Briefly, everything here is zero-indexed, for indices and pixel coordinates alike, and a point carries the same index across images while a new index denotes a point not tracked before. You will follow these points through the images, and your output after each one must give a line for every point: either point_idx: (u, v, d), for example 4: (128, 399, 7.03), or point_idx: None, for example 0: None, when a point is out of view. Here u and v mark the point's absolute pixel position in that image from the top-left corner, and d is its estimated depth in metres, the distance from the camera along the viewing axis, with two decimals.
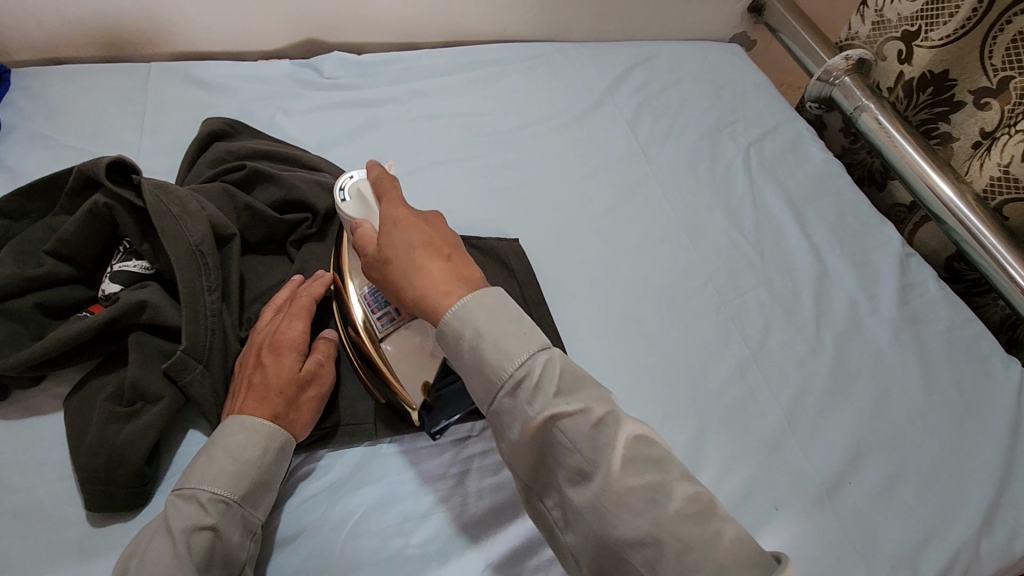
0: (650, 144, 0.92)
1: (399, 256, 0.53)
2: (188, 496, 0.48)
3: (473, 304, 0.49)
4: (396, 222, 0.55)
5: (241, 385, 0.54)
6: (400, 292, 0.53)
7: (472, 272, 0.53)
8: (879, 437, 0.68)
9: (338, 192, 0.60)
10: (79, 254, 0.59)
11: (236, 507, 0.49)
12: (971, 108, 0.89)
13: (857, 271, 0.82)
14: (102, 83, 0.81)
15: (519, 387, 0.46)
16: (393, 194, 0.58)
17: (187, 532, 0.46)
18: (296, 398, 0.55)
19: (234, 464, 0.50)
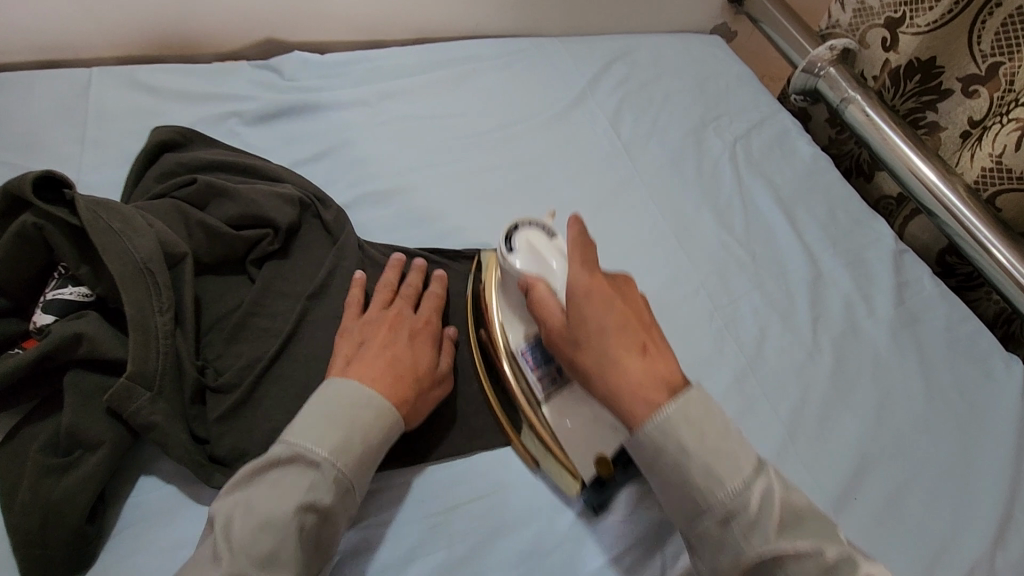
0: (634, 143, 0.88)
1: (592, 342, 0.49)
2: (311, 467, 0.45)
3: (678, 405, 0.45)
4: (596, 295, 0.50)
5: (387, 359, 0.54)
6: (585, 381, 0.50)
7: (672, 364, 0.49)
8: (883, 447, 0.65)
9: (506, 248, 0.57)
10: (7, 283, 0.52)
11: (351, 489, 0.47)
12: (959, 96, 0.86)
13: (851, 270, 0.79)
14: (38, 91, 0.74)
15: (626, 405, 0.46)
16: (591, 257, 0.52)
17: (305, 509, 0.44)
18: (424, 389, 0.55)
19: (360, 444, 0.48)
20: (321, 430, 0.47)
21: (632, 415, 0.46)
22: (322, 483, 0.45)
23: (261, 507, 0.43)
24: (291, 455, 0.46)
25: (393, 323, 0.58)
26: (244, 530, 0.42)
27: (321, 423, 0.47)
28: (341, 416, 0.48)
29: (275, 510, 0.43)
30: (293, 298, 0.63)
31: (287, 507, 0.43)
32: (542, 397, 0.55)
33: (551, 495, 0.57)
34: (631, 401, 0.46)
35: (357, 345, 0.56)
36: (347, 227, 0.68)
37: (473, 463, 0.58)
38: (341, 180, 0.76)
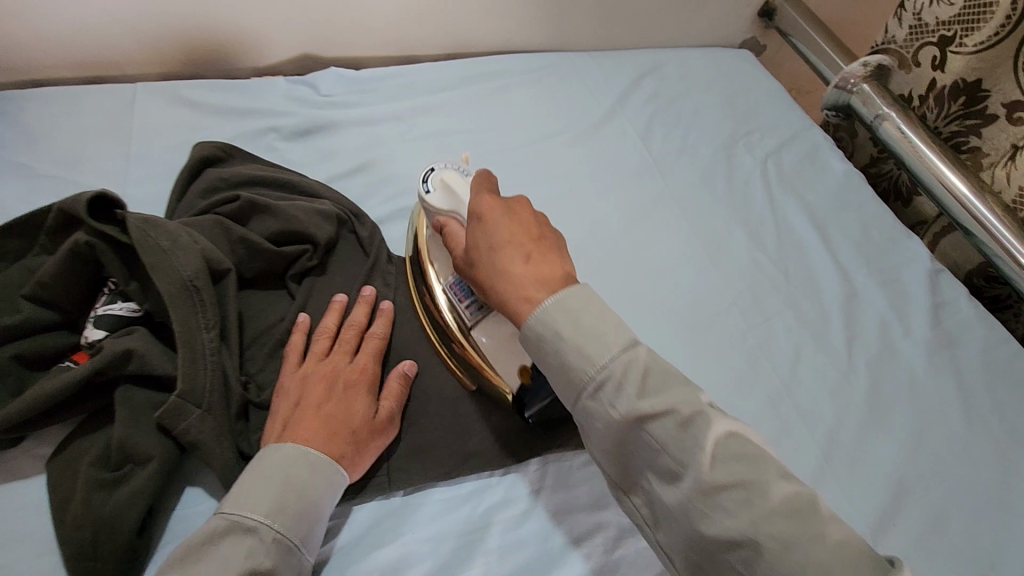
0: (664, 159, 0.88)
1: (481, 254, 0.51)
2: (251, 530, 0.45)
3: (565, 297, 0.46)
4: (483, 215, 0.52)
5: (305, 413, 0.53)
6: (482, 284, 0.51)
7: (563, 266, 0.50)
8: (921, 472, 0.64)
9: (423, 186, 0.61)
10: (61, 299, 0.55)
11: (294, 548, 0.47)
12: (1004, 121, 0.83)
13: (886, 290, 0.78)
14: (85, 108, 0.76)
15: (604, 387, 0.44)
16: (496, 208, 0.53)
17: (248, 574, 0.43)
18: (362, 444, 0.54)
19: (297, 501, 0.47)
20: (257, 494, 0.47)
21: (520, 301, 0.48)
22: (264, 545, 0.45)
23: None
24: (227, 526, 0.45)
25: (330, 376, 0.56)
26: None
27: (258, 486, 0.47)
28: (274, 478, 0.48)
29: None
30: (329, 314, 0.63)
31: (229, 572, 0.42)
32: (471, 323, 0.59)
33: (588, 514, 0.57)
34: (578, 358, 0.44)
35: (292, 405, 0.54)
36: (381, 243, 0.70)
37: (507, 480, 0.58)
38: (375, 195, 0.77)
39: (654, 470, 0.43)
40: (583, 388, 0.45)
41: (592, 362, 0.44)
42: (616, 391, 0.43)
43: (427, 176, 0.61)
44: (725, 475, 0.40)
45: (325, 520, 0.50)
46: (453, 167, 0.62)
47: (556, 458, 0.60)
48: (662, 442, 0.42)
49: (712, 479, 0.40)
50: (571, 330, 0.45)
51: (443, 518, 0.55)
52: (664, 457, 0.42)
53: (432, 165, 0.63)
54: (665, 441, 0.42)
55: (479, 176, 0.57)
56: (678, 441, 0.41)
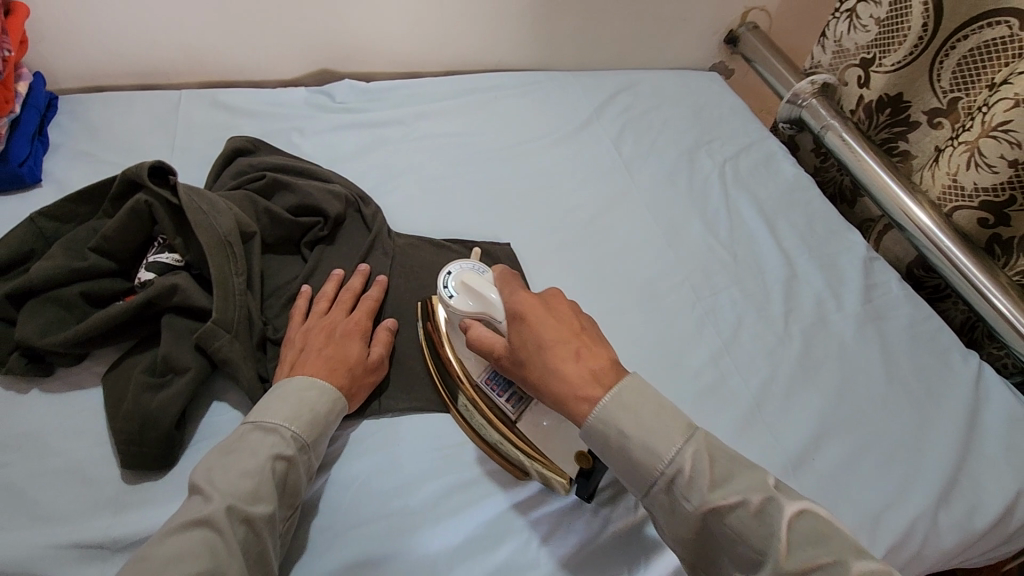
0: (633, 161, 1.00)
1: (530, 355, 0.56)
2: (272, 430, 0.55)
3: (622, 393, 0.52)
4: (526, 313, 0.58)
5: (310, 353, 0.63)
6: (533, 384, 0.56)
7: (608, 354, 0.56)
8: (842, 419, 0.73)
9: (443, 291, 0.64)
10: (119, 250, 0.67)
11: (309, 446, 0.57)
12: (925, 127, 0.97)
13: (824, 272, 0.89)
14: (139, 108, 0.91)
15: (675, 480, 0.49)
16: (536, 308, 0.59)
17: (272, 459, 0.53)
18: (358, 378, 0.64)
19: (310, 411, 0.58)
20: (277, 405, 0.57)
21: (580, 405, 0.53)
22: (284, 441, 0.55)
23: (238, 464, 0.52)
24: (253, 427, 0.55)
25: (329, 328, 0.67)
26: (228, 479, 0.51)
27: (277, 402, 0.58)
28: (291, 395, 0.58)
29: (250, 460, 0.53)
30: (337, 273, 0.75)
31: (258, 455, 0.53)
32: (514, 416, 0.61)
33: None
34: (645, 453, 0.50)
35: (298, 350, 0.65)
36: (382, 220, 0.82)
37: None
38: (378, 184, 0.90)
39: (736, 558, 0.49)
40: (654, 482, 0.50)
41: (662, 456, 0.50)
42: (687, 486, 0.49)
43: (448, 279, 0.65)
44: (802, 560, 0.46)
45: (334, 429, 0.60)
46: (472, 266, 0.66)
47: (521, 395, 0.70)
48: (739, 532, 0.48)
49: (755, 534, 0.47)
50: (631, 425, 0.51)
51: (423, 435, 0.66)
52: (746, 547, 0.48)
53: (448, 269, 0.66)
54: (743, 530, 0.48)
55: (500, 274, 0.64)
56: (756, 532, 0.47)
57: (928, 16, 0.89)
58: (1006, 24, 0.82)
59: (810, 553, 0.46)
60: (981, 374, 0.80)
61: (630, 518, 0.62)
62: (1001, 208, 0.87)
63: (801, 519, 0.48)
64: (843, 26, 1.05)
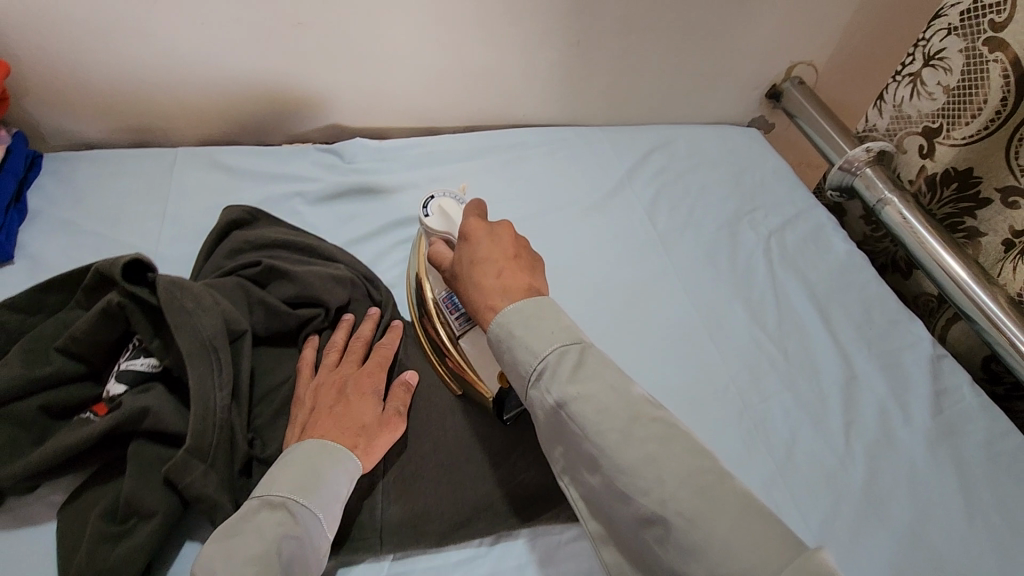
0: (669, 234, 0.91)
1: (462, 267, 0.61)
2: (279, 505, 0.51)
3: (524, 304, 0.55)
4: (472, 232, 0.62)
5: (319, 413, 0.59)
6: (461, 290, 0.61)
7: (531, 281, 0.58)
8: (917, 567, 0.63)
9: (422, 211, 0.70)
10: (90, 352, 0.59)
11: (319, 518, 0.52)
12: (999, 207, 0.87)
13: (886, 375, 0.78)
14: (129, 168, 0.83)
15: (543, 375, 0.52)
16: (482, 229, 0.62)
17: (280, 537, 0.48)
18: (372, 436, 0.59)
19: (318, 479, 0.53)
20: (285, 477, 0.53)
21: (485, 305, 0.57)
22: (291, 515, 0.50)
23: (241, 546, 0.47)
24: (259, 504, 0.51)
25: (339, 383, 0.62)
26: (231, 567, 0.45)
27: (284, 471, 0.54)
28: (299, 459, 0.54)
29: (253, 540, 0.47)
30: None
31: (263, 535, 0.48)
32: (458, 332, 0.65)
33: None
34: (524, 351, 0.53)
35: (309, 410, 0.60)
36: (392, 307, 0.73)
37: (495, 554, 0.59)
38: (388, 260, 0.81)
39: (585, 459, 0.49)
40: (529, 379, 0.52)
41: (535, 354, 0.52)
42: (550, 381, 0.51)
43: (427, 201, 0.70)
44: (636, 452, 0.46)
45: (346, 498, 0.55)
46: (452, 195, 0.71)
47: (546, 534, 0.60)
48: (580, 422, 0.49)
49: (627, 461, 0.46)
50: (523, 330, 0.53)
51: None
52: (585, 440, 0.48)
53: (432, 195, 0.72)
54: (584, 421, 0.48)
55: (473, 203, 0.66)
56: (597, 419, 0.48)
57: (1009, 89, 0.80)
58: None
59: (646, 448, 0.46)
60: None
61: None
62: None
63: (655, 424, 0.48)
64: (904, 91, 0.95)
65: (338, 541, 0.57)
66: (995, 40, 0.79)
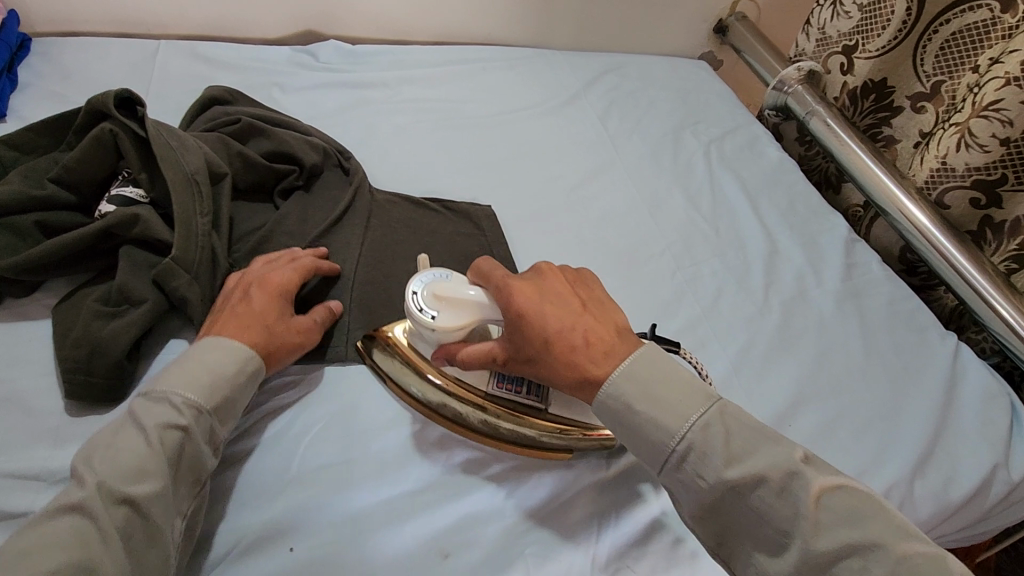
0: (618, 136, 0.99)
1: (539, 352, 0.54)
2: (162, 399, 0.49)
3: (640, 359, 0.52)
4: (525, 317, 0.54)
5: (222, 312, 0.57)
6: (547, 374, 0.54)
7: (613, 322, 0.55)
8: (821, 388, 0.72)
9: (420, 313, 0.57)
10: (81, 182, 0.64)
11: (208, 414, 0.50)
12: (910, 112, 0.99)
13: (805, 250, 0.88)
14: (113, 53, 0.88)
15: (687, 457, 0.48)
16: (531, 294, 0.55)
17: (156, 432, 0.47)
18: (275, 334, 0.57)
19: (209, 376, 0.51)
20: (174, 373, 0.50)
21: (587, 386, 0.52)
22: (178, 408, 0.48)
23: (120, 442, 0.46)
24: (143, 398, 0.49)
25: (247, 283, 0.60)
26: (108, 456, 0.45)
27: (178, 368, 0.51)
28: (190, 359, 0.51)
29: (133, 434, 0.46)
30: (311, 223, 0.73)
31: (138, 429, 0.46)
32: (543, 404, 0.59)
33: None
34: (657, 430, 0.49)
35: (215, 311, 0.59)
36: (362, 174, 0.80)
37: None
38: (358, 142, 0.88)
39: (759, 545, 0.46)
40: (666, 458, 0.48)
41: (672, 431, 0.48)
42: (700, 463, 0.47)
43: (418, 300, 0.58)
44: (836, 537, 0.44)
45: (248, 393, 0.54)
46: (436, 275, 0.60)
47: None
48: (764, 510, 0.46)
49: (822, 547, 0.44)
50: (646, 405, 0.50)
51: (393, 382, 0.63)
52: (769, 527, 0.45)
53: (409, 289, 0.59)
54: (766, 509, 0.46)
55: (486, 264, 0.59)
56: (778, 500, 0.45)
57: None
58: (989, 7, 0.84)
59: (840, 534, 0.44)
60: (957, 352, 0.79)
61: (600, 473, 0.59)
62: (992, 187, 0.87)
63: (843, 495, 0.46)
64: (827, 14, 1.08)
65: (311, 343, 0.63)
66: None
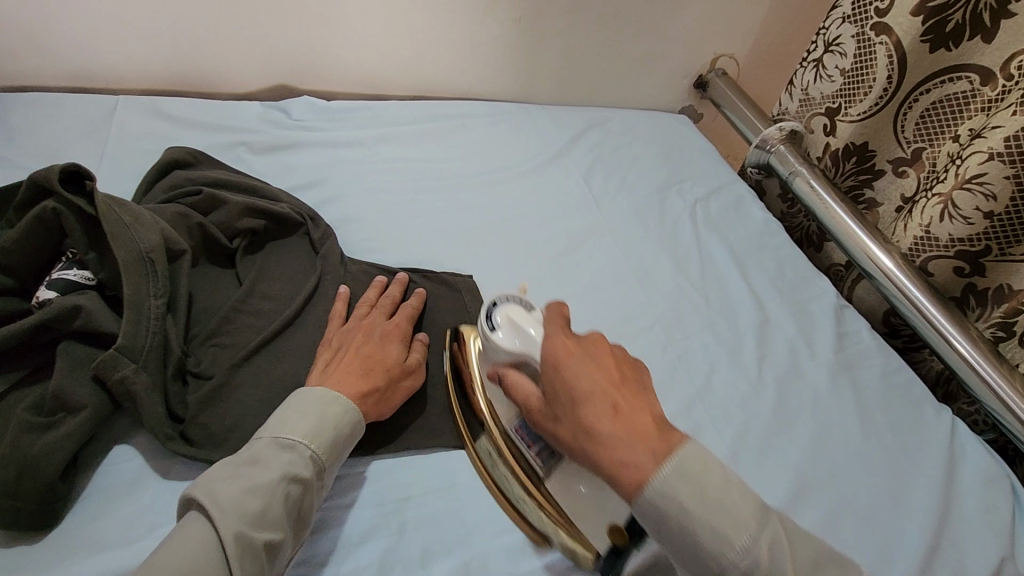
0: (603, 197, 0.97)
1: (564, 411, 0.49)
2: (291, 447, 0.50)
3: (670, 476, 0.42)
4: (560, 361, 0.50)
5: (339, 355, 0.60)
6: (569, 450, 0.49)
7: (650, 414, 0.47)
8: (821, 477, 0.70)
9: (487, 324, 0.59)
10: (19, 264, 0.57)
11: (326, 471, 0.52)
12: (891, 175, 0.99)
13: (796, 319, 0.86)
14: (68, 112, 0.83)
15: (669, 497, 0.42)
16: (569, 350, 0.51)
17: (285, 479, 0.48)
18: (394, 381, 0.60)
19: (332, 429, 0.53)
20: (295, 419, 0.52)
21: (612, 464, 0.44)
22: (300, 461, 0.50)
23: (249, 480, 0.47)
24: (271, 441, 0.50)
25: (366, 329, 0.63)
26: (230, 496, 0.45)
27: (298, 414, 0.52)
28: (316, 407, 0.53)
29: (259, 476, 0.47)
30: (277, 301, 0.67)
31: (267, 473, 0.48)
32: (545, 473, 0.57)
33: (505, 494, 0.60)
34: (673, 500, 0.42)
35: (333, 349, 0.61)
36: (332, 242, 0.74)
37: (433, 460, 0.61)
38: (333, 207, 0.84)
39: None
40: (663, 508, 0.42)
41: (659, 492, 0.42)
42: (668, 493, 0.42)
43: (491, 311, 0.60)
44: None
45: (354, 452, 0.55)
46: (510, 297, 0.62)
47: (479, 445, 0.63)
48: None
49: None
50: (669, 469, 0.43)
51: (365, 486, 0.58)
52: None
53: (491, 298, 0.62)
54: None
55: (552, 307, 0.56)
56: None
57: (893, 68, 0.91)
58: (967, 79, 0.85)
59: None
60: (954, 429, 0.78)
61: None
62: (976, 257, 0.87)
63: None
64: (809, 75, 1.07)
65: None
66: (881, 24, 0.91)
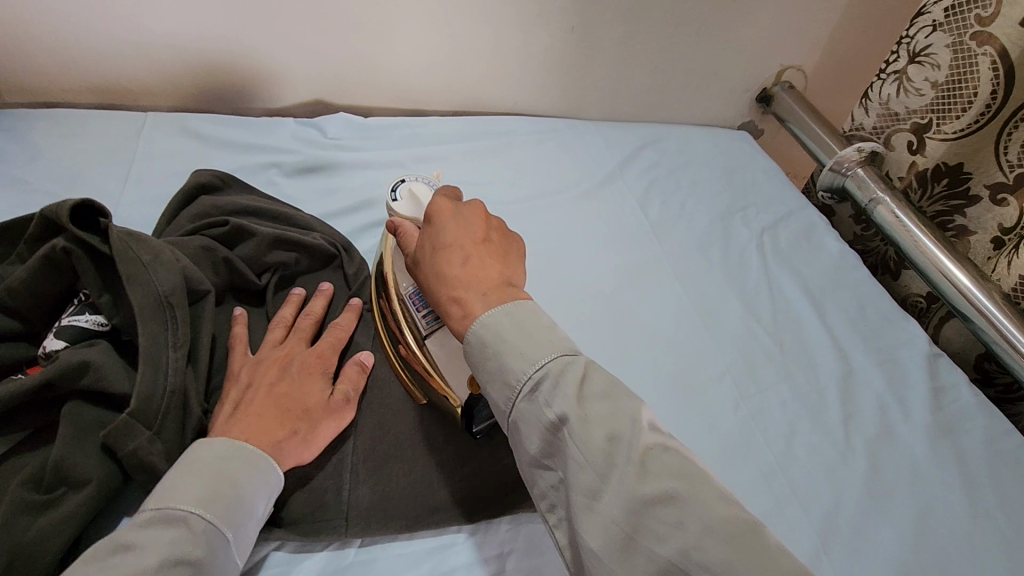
0: (660, 224, 0.88)
1: (426, 257, 0.52)
2: (177, 520, 0.41)
3: (498, 319, 0.47)
4: (438, 217, 0.53)
5: (255, 393, 0.52)
6: (424, 282, 0.52)
7: (500, 270, 0.51)
8: (924, 567, 0.60)
9: (390, 195, 0.62)
10: (29, 307, 0.52)
11: (225, 540, 0.43)
12: (988, 203, 0.87)
13: (885, 371, 0.75)
14: (92, 130, 0.78)
15: (541, 389, 0.44)
16: (447, 211, 0.54)
17: (176, 559, 0.39)
18: (316, 421, 0.53)
19: (231, 488, 0.45)
20: (185, 484, 0.43)
21: (454, 318, 0.48)
22: (192, 536, 0.41)
23: (120, 568, 0.37)
24: (152, 517, 0.41)
25: (283, 362, 0.56)
26: None
27: (188, 476, 0.44)
28: (205, 464, 0.45)
29: (140, 560, 0.38)
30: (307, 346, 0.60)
31: (148, 554, 0.38)
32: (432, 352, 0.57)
33: None
34: (533, 375, 0.44)
35: (243, 387, 0.53)
36: (367, 279, 0.67)
37: (480, 540, 0.54)
38: (368, 236, 0.77)
39: None
40: (521, 391, 0.45)
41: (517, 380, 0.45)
42: (557, 407, 0.43)
43: (395, 188, 0.62)
44: None
45: (258, 518, 0.47)
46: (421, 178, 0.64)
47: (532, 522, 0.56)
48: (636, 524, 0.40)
49: None
50: (514, 337, 0.46)
51: (400, 575, 0.51)
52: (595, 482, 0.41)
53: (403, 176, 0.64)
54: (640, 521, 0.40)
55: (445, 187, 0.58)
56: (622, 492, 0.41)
57: (998, 82, 0.80)
58: None
59: None
60: None
61: None
62: None
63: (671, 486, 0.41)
64: (890, 88, 0.96)
65: (305, 518, 0.52)
66: (983, 34, 0.80)
